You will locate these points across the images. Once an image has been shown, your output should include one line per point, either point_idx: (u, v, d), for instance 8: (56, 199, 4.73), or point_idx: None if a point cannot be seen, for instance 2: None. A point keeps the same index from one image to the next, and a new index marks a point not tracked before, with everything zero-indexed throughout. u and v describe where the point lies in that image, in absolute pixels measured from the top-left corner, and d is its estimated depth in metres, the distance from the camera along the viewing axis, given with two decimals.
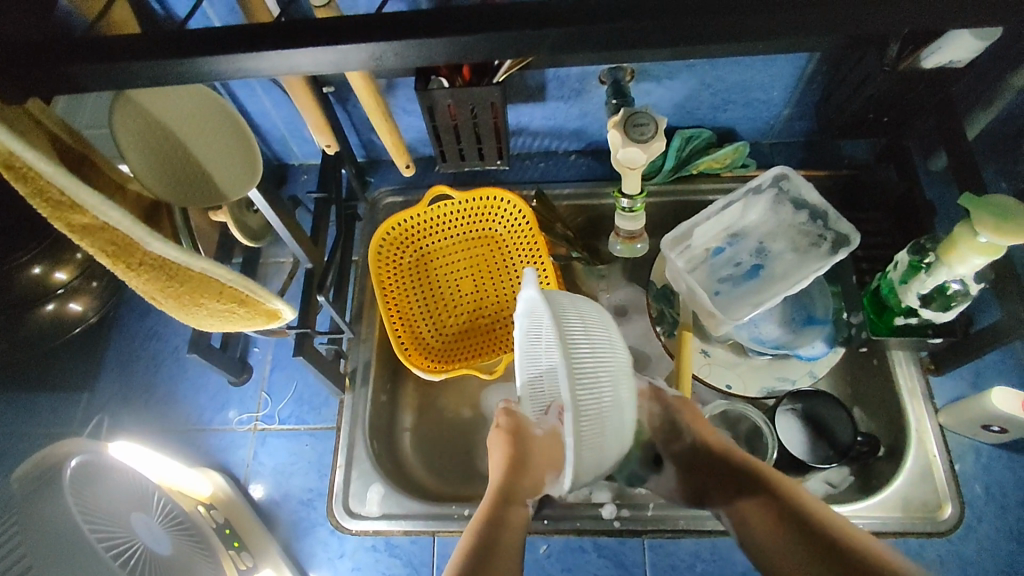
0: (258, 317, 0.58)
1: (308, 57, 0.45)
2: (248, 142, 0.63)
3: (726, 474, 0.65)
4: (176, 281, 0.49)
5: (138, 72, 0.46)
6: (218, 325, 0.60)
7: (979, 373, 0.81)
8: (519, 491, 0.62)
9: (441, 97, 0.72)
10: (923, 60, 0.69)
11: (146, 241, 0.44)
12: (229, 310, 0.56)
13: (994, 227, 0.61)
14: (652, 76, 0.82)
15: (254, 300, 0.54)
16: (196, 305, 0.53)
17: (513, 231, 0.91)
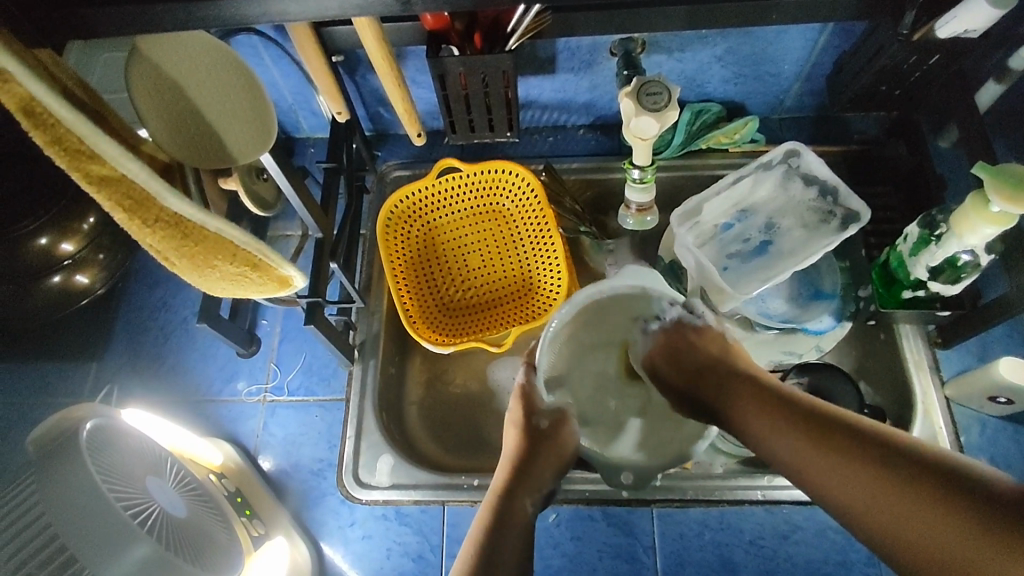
0: (270, 283, 0.58)
1: (332, 4, 0.49)
2: (261, 101, 0.63)
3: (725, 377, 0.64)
4: (190, 242, 0.49)
5: (178, 19, 0.49)
6: (228, 291, 0.59)
7: (985, 346, 0.82)
8: (521, 490, 0.66)
9: (453, 65, 0.72)
10: (938, 29, 0.68)
11: (164, 197, 0.44)
12: (240, 276, 0.55)
13: (1008, 195, 0.61)
14: (664, 48, 0.82)
15: (267, 264, 0.54)
16: (209, 268, 0.53)
17: (520, 205, 0.92)
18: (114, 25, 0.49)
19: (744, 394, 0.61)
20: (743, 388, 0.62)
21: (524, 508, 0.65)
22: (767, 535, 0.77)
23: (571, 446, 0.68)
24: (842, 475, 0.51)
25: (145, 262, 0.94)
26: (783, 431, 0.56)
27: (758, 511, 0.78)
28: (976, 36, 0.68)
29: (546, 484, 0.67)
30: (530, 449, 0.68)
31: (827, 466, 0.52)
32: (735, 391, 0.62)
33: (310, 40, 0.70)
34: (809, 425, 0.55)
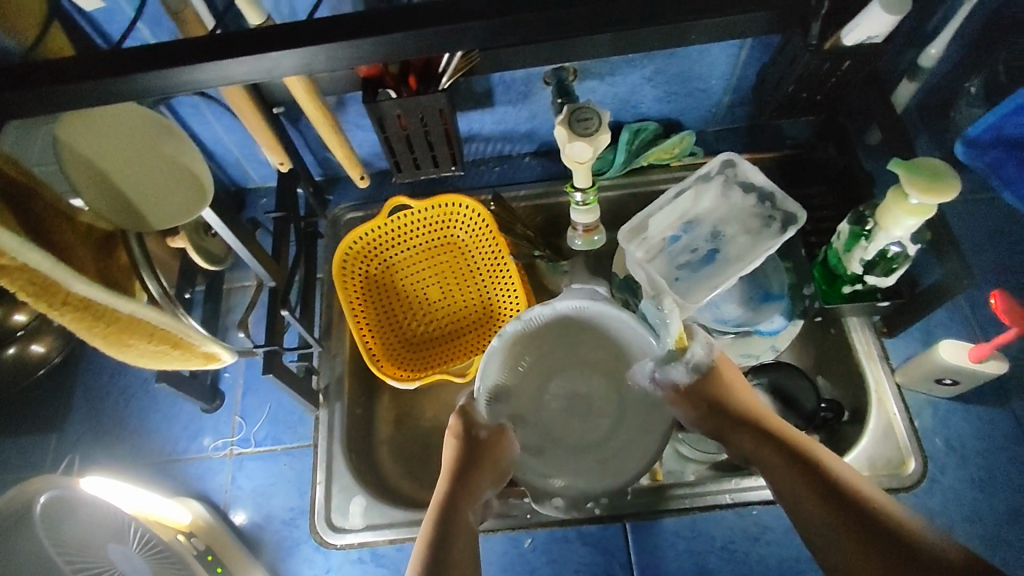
0: (195, 359, 0.66)
1: (248, 67, 0.51)
2: (196, 164, 0.66)
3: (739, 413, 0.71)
4: (102, 323, 0.54)
5: (105, 94, 0.50)
6: (145, 365, 0.65)
7: (928, 331, 0.85)
8: (462, 499, 0.69)
9: (389, 107, 0.74)
10: (844, 37, 0.72)
11: (69, 282, 0.49)
12: (159, 351, 0.62)
13: (923, 186, 0.64)
14: (595, 74, 0.86)
15: (186, 342, 0.62)
16: (125, 346, 0.58)
17: (473, 235, 0.94)
18: (42, 103, 0.50)
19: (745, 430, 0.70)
20: (735, 419, 0.71)
21: (466, 515, 0.68)
22: (739, 538, 0.78)
23: (505, 453, 0.74)
24: (815, 509, 0.60)
25: None
26: (790, 476, 0.63)
27: (730, 515, 0.79)
28: (879, 42, 0.73)
29: (485, 491, 0.71)
30: (465, 457, 0.72)
31: (804, 500, 0.61)
32: (746, 438, 0.70)
33: (243, 96, 0.71)
34: (831, 491, 0.60)
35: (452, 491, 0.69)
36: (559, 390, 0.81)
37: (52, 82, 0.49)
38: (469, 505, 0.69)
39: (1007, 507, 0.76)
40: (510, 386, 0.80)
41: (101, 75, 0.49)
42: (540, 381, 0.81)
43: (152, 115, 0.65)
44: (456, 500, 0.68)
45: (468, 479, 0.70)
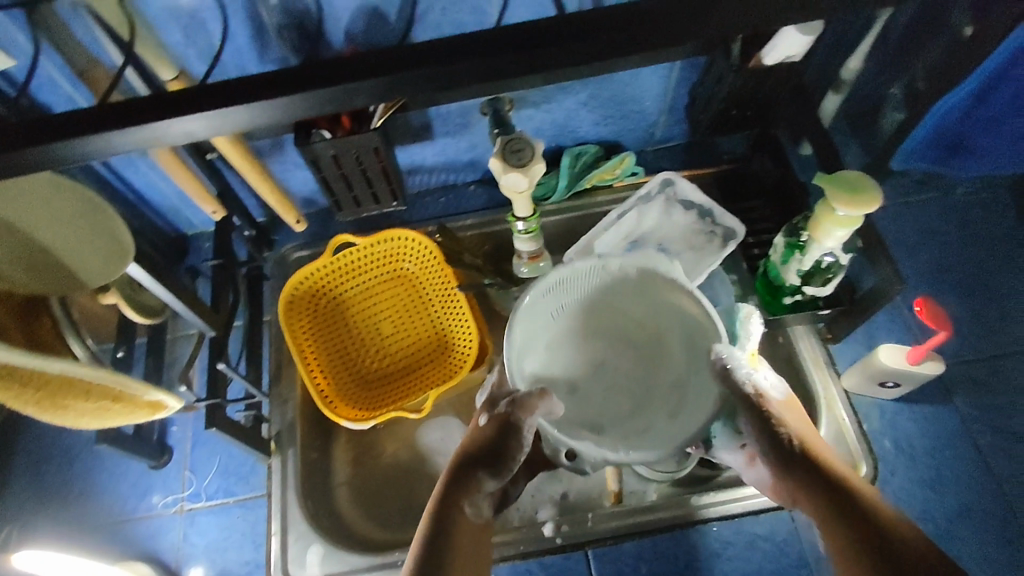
0: (139, 410, 0.60)
1: (151, 133, 0.49)
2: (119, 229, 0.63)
3: (819, 475, 0.58)
4: (31, 386, 0.49)
5: (9, 168, 0.49)
6: (94, 424, 0.61)
7: (871, 334, 0.87)
8: (463, 492, 0.62)
9: (323, 148, 0.74)
10: (765, 58, 0.74)
11: None
12: (101, 407, 0.57)
13: (848, 199, 0.66)
14: (530, 102, 0.87)
15: (128, 394, 0.57)
16: (63, 407, 0.54)
17: (422, 266, 0.94)
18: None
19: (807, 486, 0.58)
20: (804, 477, 0.59)
21: (464, 513, 0.61)
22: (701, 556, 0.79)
23: (513, 448, 0.64)
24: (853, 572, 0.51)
25: None
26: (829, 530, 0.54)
27: (690, 534, 0.80)
28: (798, 61, 0.75)
29: (487, 485, 0.63)
30: (481, 445, 0.65)
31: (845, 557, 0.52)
32: (814, 500, 0.57)
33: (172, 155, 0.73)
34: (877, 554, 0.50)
35: (455, 473, 0.63)
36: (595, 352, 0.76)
37: None
38: (472, 492, 0.62)
39: (956, 504, 0.77)
40: (545, 348, 0.73)
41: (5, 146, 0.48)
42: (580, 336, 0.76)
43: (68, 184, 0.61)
44: (459, 481, 0.63)
45: (481, 463, 0.64)
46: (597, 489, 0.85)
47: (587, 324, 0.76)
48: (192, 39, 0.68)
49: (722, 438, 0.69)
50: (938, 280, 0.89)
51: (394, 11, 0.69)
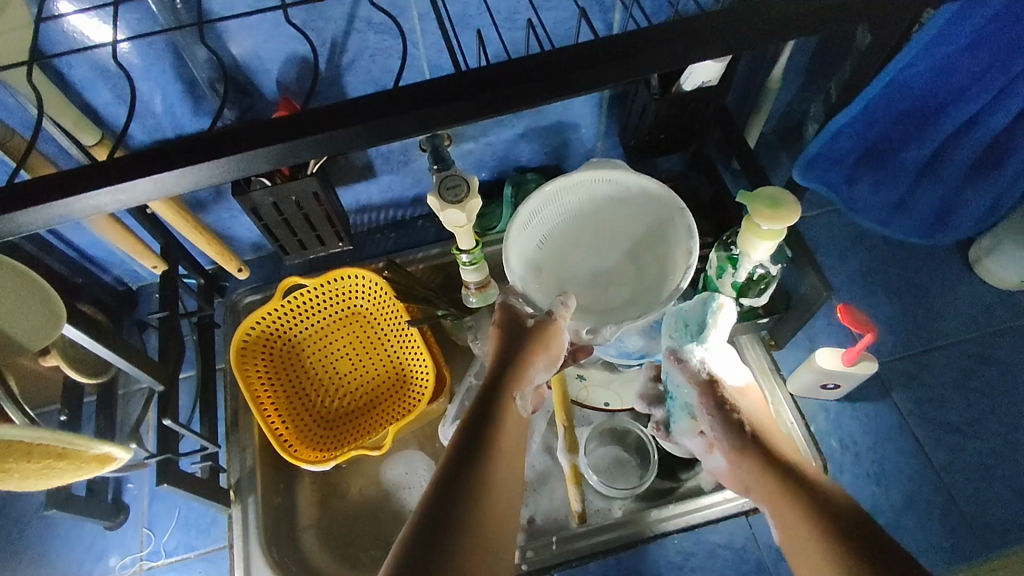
0: (88, 465, 0.56)
1: (66, 207, 0.47)
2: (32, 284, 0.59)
3: (766, 452, 0.62)
4: None
5: None
6: (41, 484, 0.57)
7: (811, 338, 0.91)
8: (511, 380, 0.66)
9: (262, 196, 0.75)
10: (684, 84, 0.78)
11: None
12: (45, 469, 0.53)
13: (769, 214, 0.69)
14: (469, 136, 0.89)
15: (72, 450, 0.53)
16: (5, 473, 0.50)
17: (374, 302, 0.94)
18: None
19: (761, 462, 0.61)
20: (758, 455, 0.62)
21: (513, 401, 0.64)
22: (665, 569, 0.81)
23: (551, 340, 0.70)
24: (810, 547, 0.53)
25: None
26: (782, 506, 0.57)
27: (653, 548, 0.83)
28: (716, 85, 0.79)
29: (534, 373, 0.68)
30: (509, 345, 0.70)
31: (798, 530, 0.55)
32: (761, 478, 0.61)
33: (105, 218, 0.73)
34: (838, 525, 0.53)
35: (498, 369, 0.66)
36: (583, 261, 0.87)
37: None
38: (523, 379, 0.67)
39: (900, 497, 0.80)
40: (543, 264, 0.86)
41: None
42: (565, 246, 0.87)
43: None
44: (504, 369, 0.66)
45: (524, 350, 0.68)
46: (562, 511, 0.87)
47: (572, 237, 0.87)
48: (123, 98, 0.69)
49: (683, 424, 0.72)
50: (869, 282, 0.93)
51: (324, 61, 0.72)
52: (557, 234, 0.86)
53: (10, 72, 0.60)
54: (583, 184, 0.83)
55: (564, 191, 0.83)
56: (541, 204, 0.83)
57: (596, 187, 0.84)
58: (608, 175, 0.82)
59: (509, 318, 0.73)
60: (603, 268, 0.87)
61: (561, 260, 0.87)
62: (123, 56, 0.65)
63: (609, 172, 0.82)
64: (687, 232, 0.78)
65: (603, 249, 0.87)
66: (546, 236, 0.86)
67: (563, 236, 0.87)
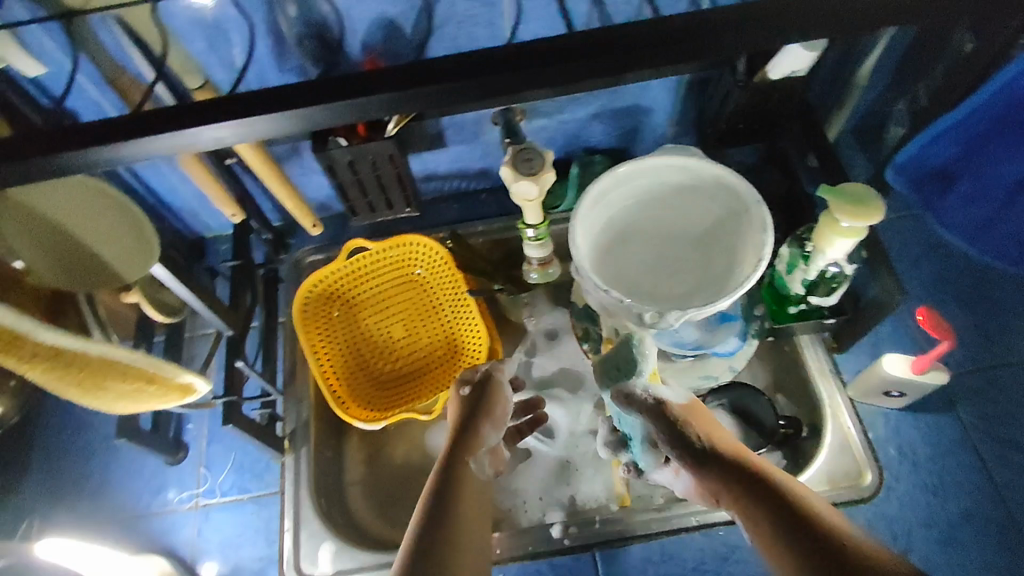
0: (171, 394, 0.59)
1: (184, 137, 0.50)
2: (134, 222, 0.66)
3: (730, 467, 0.62)
4: (73, 370, 0.50)
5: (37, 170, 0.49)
6: (127, 408, 0.60)
7: (877, 343, 0.88)
8: (467, 446, 0.70)
9: (340, 154, 0.76)
10: (770, 71, 0.75)
11: (35, 331, 0.46)
12: (137, 391, 0.56)
13: (850, 211, 0.67)
14: (542, 112, 0.89)
15: (161, 376, 0.56)
16: (100, 390, 0.53)
17: (433, 271, 0.95)
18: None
19: (726, 479, 0.61)
20: (725, 468, 0.62)
21: (469, 467, 0.69)
22: (709, 559, 0.82)
23: (497, 401, 0.76)
24: (788, 556, 0.54)
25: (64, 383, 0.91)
26: (754, 520, 0.57)
27: (697, 537, 0.83)
28: (805, 74, 0.76)
29: (487, 436, 0.73)
30: (464, 411, 0.74)
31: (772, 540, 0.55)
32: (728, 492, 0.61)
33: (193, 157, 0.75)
34: (805, 538, 0.53)
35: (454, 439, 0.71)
36: (648, 248, 0.85)
37: None
38: (475, 446, 0.71)
39: (959, 511, 0.78)
40: (604, 250, 0.84)
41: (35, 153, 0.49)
42: (627, 234, 0.86)
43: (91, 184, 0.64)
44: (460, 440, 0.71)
45: (475, 420, 0.73)
46: (604, 492, 0.87)
47: (637, 225, 0.86)
48: (218, 49, 0.71)
49: (646, 458, 0.73)
50: (943, 291, 0.90)
51: (412, 25, 0.72)
52: (619, 221, 0.85)
53: (133, 13, 0.64)
54: (655, 170, 0.83)
55: (633, 176, 0.83)
56: (608, 187, 0.82)
57: (666, 174, 0.83)
58: (682, 163, 0.82)
59: (461, 382, 0.79)
60: (665, 258, 0.85)
61: (621, 247, 0.85)
62: (222, 6, 0.66)
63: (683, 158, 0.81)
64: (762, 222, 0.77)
65: (671, 239, 0.86)
66: (610, 222, 0.85)
67: (627, 223, 0.86)
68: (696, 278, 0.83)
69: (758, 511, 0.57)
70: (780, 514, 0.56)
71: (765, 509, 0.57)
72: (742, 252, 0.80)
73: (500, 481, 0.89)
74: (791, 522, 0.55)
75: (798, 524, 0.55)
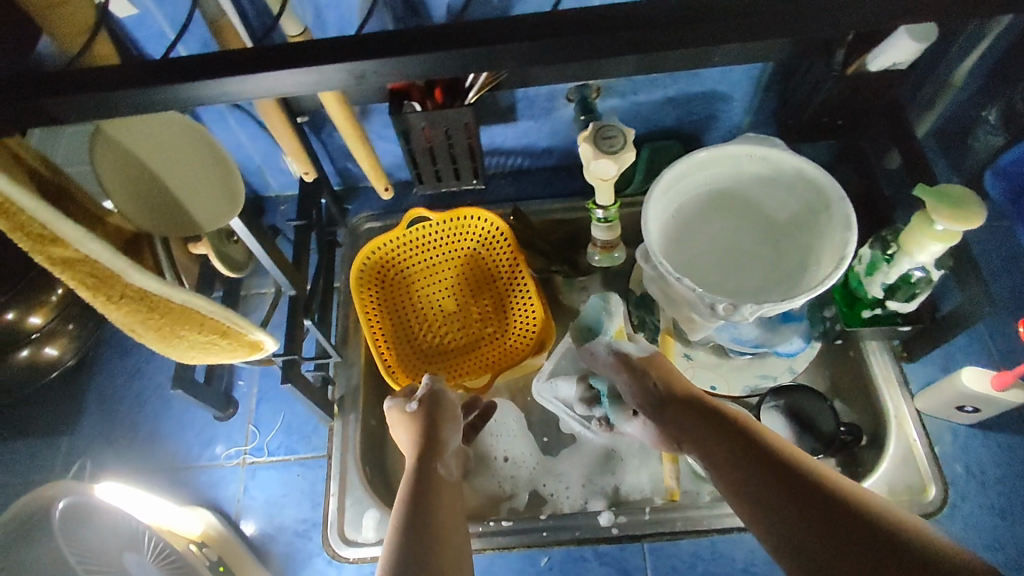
0: (240, 349, 0.58)
1: (288, 80, 0.48)
2: (219, 164, 0.64)
3: (694, 406, 0.66)
4: (157, 315, 0.49)
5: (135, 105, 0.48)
6: (196, 360, 0.59)
7: (950, 356, 0.85)
8: (430, 452, 0.69)
9: (415, 119, 0.74)
10: (869, 62, 0.72)
11: (126, 272, 0.44)
12: (210, 343, 0.55)
13: (948, 215, 0.64)
14: (618, 91, 0.86)
15: (235, 330, 0.54)
16: (176, 338, 0.52)
17: (491, 248, 0.93)
18: (88, 111, 0.48)
19: (693, 418, 0.65)
20: (684, 403, 0.67)
21: (439, 472, 0.67)
22: (759, 561, 0.81)
23: (449, 405, 0.75)
24: (746, 476, 0.57)
25: (119, 330, 0.92)
26: (716, 449, 0.61)
27: (748, 538, 0.81)
28: (905, 67, 0.73)
29: (448, 440, 0.71)
30: (423, 422, 0.72)
31: (732, 465, 0.59)
32: (692, 428, 0.64)
33: (273, 105, 0.71)
34: (760, 460, 0.58)
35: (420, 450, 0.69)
36: (719, 238, 0.83)
37: (84, 90, 0.47)
38: (438, 442, 0.70)
39: None
40: (671, 236, 0.82)
41: (134, 86, 0.47)
42: (696, 221, 0.83)
43: (181, 120, 0.62)
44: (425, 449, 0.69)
45: (434, 428, 0.72)
46: (650, 485, 0.84)
47: (707, 213, 0.83)
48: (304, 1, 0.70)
49: (615, 409, 0.79)
50: None
51: None
52: (688, 206, 0.83)
53: None
54: (732, 158, 0.79)
55: (709, 161, 0.79)
56: (682, 171, 0.79)
57: (744, 162, 0.80)
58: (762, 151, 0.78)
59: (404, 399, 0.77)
60: (735, 249, 0.82)
61: (689, 234, 0.83)
62: None
63: (764, 144, 0.77)
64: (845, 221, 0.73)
65: (744, 232, 0.83)
66: (679, 208, 0.82)
67: (697, 208, 0.83)
68: (768, 272, 0.80)
69: (720, 439, 0.61)
70: (736, 441, 0.60)
71: (727, 438, 0.61)
72: (820, 250, 0.77)
73: (546, 466, 0.88)
74: (750, 447, 0.59)
75: (752, 447, 0.59)
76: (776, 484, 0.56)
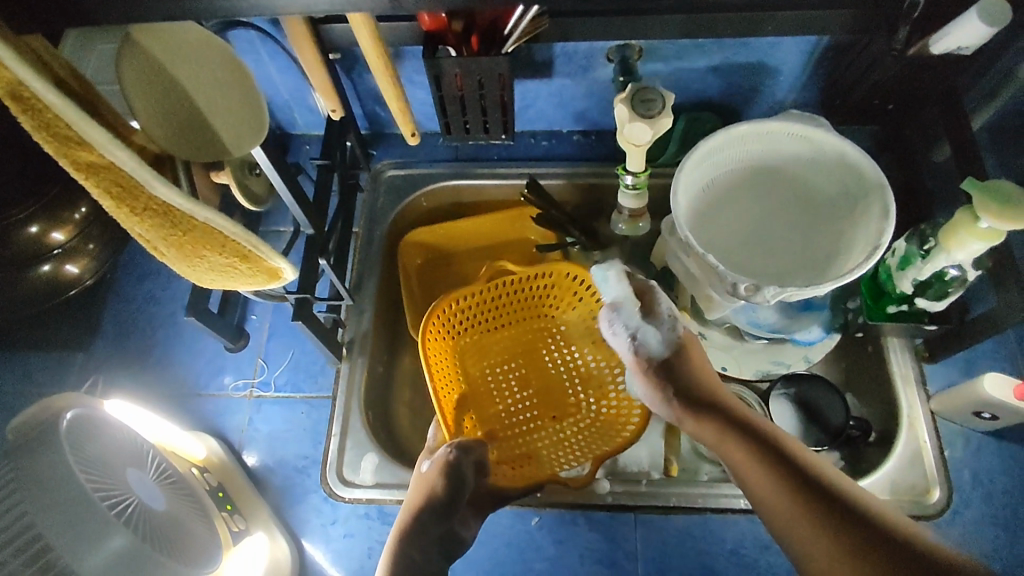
0: (259, 275, 0.57)
1: None
2: (241, 82, 0.62)
3: (721, 413, 0.66)
4: (179, 231, 0.49)
5: None
6: (220, 282, 0.59)
7: (973, 362, 0.82)
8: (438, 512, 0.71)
9: (449, 66, 0.72)
10: (932, 45, 0.69)
11: (150, 183, 0.44)
12: (230, 266, 0.54)
13: (995, 213, 0.61)
14: (660, 55, 0.83)
15: (256, 256, 0.53)
16: (198, 258, 0.52)
17: (575, 315, 0.89)
18: None
19: (721, 426, 0.65)
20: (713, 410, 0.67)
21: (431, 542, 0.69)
22: (750, 544, 0.80)
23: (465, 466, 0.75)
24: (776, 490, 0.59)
25: (138, 254, 0.93)
26: (746, 459, 0.62)
27: (742, 520, 0.81)
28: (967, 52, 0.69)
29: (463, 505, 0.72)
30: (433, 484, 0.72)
31: (761, 475, 0.60)
32: (721, 437, 0.65)
33: (305, 32, 0.70)
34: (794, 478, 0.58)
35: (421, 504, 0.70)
36: (749, 218, 0.80)
37: None
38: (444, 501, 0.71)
39: None
40: (700, 209, 0.79)
41: None
42: (727, 197, 0.80)
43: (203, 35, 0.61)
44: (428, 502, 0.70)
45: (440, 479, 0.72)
46: (648, 460, 0.84)
47: (739, 189, 0.80)
48: None
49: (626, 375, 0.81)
50: None
51: None
52: (721, 180, 0.80)
53: None
54: (774, 134, 0.76)
55: (748, 136, 0.76)
56: (721, 143, 0.76)
57: (784, 139, 0.76)
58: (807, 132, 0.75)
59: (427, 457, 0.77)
60: (765, 232, 0.80)
61: (718, 209, 0.80)
62: None
63: (808, 120, 0.74)
64: (883, 208, 0.70)
65: (778, 214, 0.80)
66: (712, 181, 0.79)
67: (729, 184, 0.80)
68: (797, 257, 0.78)
69: (751, 451, 0.62)
70: (765, 453, 0.61)
71: (756, 450, 0.62)
72: (855, 238, 0.74)
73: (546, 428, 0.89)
74: (782, 459, 0.60)
75: (784, 458, 0.60)
76: (805, 502, 0.57)
